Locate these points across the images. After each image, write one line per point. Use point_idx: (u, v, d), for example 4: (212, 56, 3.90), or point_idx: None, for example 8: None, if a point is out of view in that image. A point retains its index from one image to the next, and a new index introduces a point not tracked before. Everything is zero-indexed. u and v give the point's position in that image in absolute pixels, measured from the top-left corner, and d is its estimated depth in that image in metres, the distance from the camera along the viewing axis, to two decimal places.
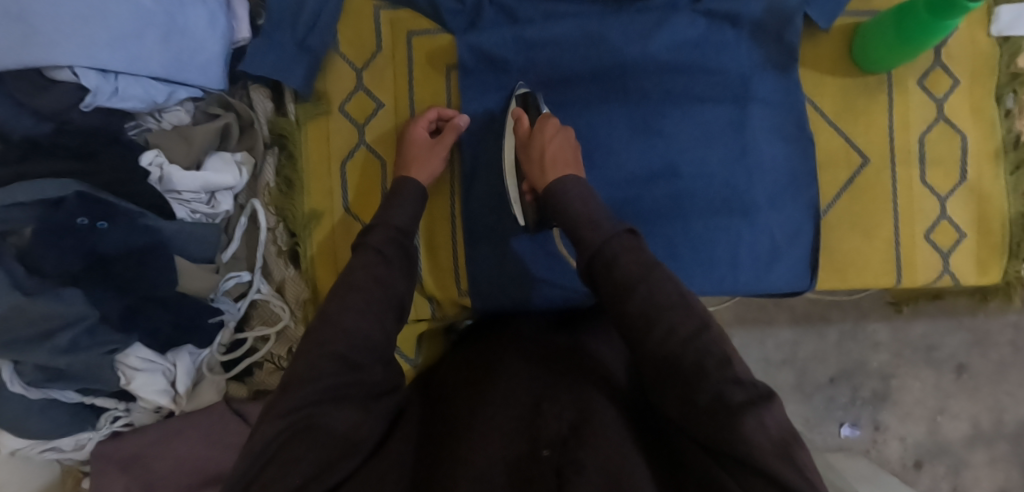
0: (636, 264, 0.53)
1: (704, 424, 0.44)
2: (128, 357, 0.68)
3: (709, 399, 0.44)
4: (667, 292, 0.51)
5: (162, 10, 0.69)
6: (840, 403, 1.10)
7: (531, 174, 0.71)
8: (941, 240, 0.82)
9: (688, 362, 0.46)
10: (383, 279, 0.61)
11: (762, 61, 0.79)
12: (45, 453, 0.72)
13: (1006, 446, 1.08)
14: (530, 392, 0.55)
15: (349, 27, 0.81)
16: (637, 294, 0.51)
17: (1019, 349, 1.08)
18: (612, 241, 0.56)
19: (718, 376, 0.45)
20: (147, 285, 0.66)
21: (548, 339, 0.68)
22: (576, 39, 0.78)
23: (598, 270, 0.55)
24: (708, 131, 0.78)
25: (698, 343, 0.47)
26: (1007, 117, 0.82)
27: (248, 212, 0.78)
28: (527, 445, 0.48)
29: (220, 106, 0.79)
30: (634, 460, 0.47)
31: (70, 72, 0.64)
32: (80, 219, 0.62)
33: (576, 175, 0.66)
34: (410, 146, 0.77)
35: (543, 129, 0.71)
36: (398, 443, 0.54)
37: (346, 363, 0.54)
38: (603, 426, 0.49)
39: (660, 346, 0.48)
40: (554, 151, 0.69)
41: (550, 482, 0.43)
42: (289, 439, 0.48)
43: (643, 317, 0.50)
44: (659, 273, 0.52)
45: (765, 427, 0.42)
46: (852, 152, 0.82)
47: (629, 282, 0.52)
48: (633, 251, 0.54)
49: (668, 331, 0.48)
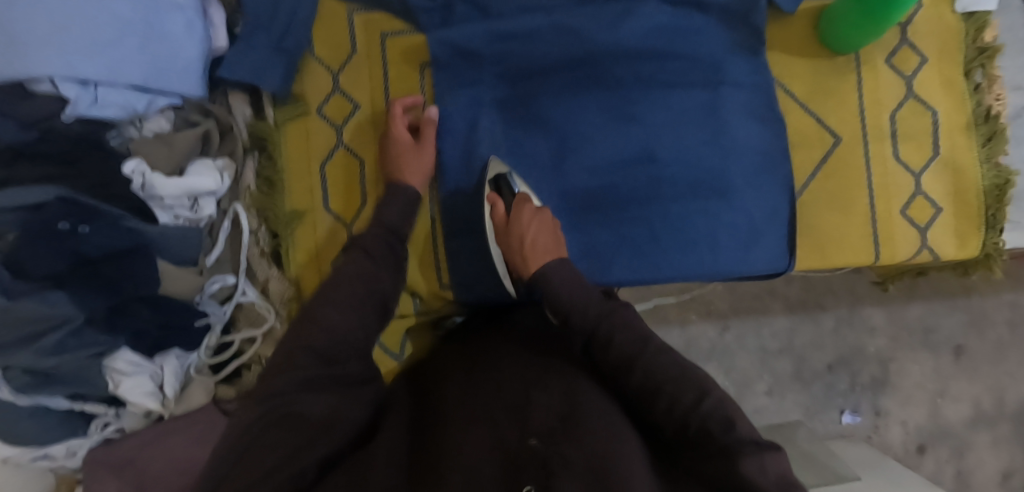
0: (635, 339, 0.58)
1: (709, 465, 0.48)
2: (116, 361, 0.70)
3: (719, 449, 0.48)
4: (670, 366, 0.55)
5: (139, 18, 0.72)
6: (840, 390, 1.11)
7: (516, 261, 0.74)
8: (916, 215, 0.82)
9: (694, 425, 0.50)
10: (369, 276, 0.66)
11: (731, 45, 0.80)
12: (37, 461, 0.73)
13: (1008, 426, 1.10)
14: (522, 388, 0.58)
15: (324, 29, 0.83)
16: (638, 365, 0.56)
17: (1015, 327, 1.10)
18: (608, 315, 0.61)
19: (724, 437, 0.48)
20: (133, 285, 0.67)
21: (541, 332, 0.70)
22: (548, 31, 0.79)
23: (599, 340, 0.60)
24: (682, 117, 0.79)
25: (700, 410, 0.51)
26: (976, 91, 0.83)
27: (230, 217, 0.79)
28: (517, 438, 0.52)
29: (201, 113, 0.81)
30: (626, 449, 0.50)
31: (50, 83, 0.67)
32: (61, 224, 0.64)
33: (558, 261, 0.70)
34: (396, 146, 0.78)
35: (521, 216, 0.74)
36: (389, 432, 0.57)
37: (324, 358, 0.58)
38: (592, 423, 0.52)
39: (669, 415, 0.52)
40: (534, 238, 0.72)
41: (534, 472, 0.47)
42: (269, 425, 0.52)
43: (647, 388, 0.55)
44: (658, 349, 0.57)
45: (765, 469, 0.45)
46: (825, 131, 0.82)
47: (630, 354, 0.57)
48: (630, 327, 0.59)
49: (670, 399, 0.53)
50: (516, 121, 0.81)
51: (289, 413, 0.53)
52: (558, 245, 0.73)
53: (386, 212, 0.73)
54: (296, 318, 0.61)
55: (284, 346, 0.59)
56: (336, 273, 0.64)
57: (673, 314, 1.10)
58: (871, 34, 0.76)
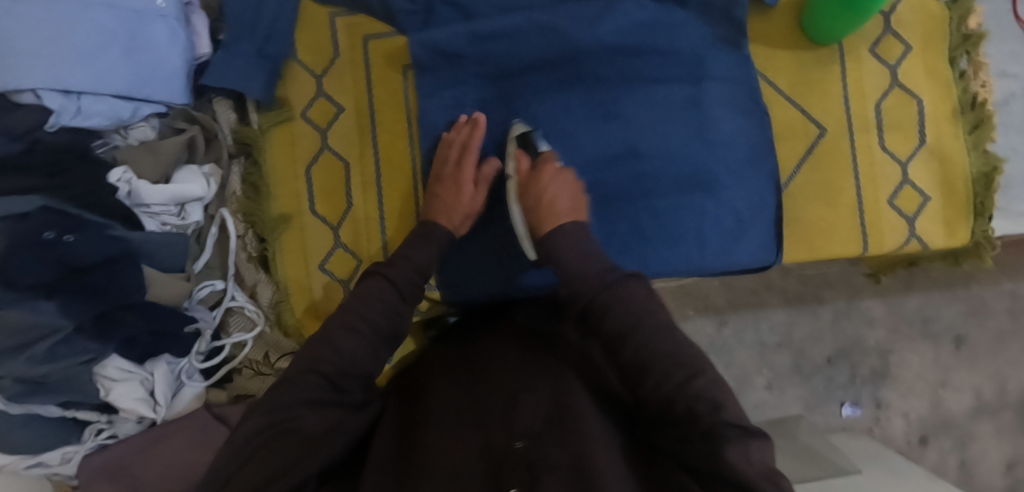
0: (630, 314, 0.57)
1: (693, 450, 0.49)
2: (106, 367, 0.71)
3: (704, 433, 0.48)
4: (662, 342, 0.55)
5: (123, 28, 0.72)
6: (840, 382, 1.10)
7: (531, 220, 0.74)
8: (905, 205, 0.82)
9: (680, 405, 0.50)
10: (393, 312, 0.64)
11: (713, 39, 0.80)
12: (32, 469, 0.74)
13: (1011, 415, 1.09)
14: (509, 391, 0.59)
15: (306, 33, 0.83)
16: (637, 335, 0.55)
17: (1015, 316, 1.09)
18: (606, 289, 0.59)
19: (711, 420, 0.49)
20: (120, 292, 0.68)
21: (532, 333, 0.71)
22: (528, 30, 0.78)
23: (595, 309, 0.59)
24: (665, 112, 0.79)
25: (690, 389, 0.51)
26: (962, 78, 0.83)
27: (217, 222, 0.81)
28: (502, 441, 0.53)
29: (185, 120, 0.81)
30: (608, 449, 0.51)
31: (33, 94, 0.67)
32: (46, 233, 0.64)
33: (573, 224, 0.70)
34: (445, 186, 0.77)
35: (545, 176, 0.75)
36: (382, 439, 0.58)
37: (331, 383, 0.57)
38: (578, 423, 0.53)
39: (656, 393, 0.52)
40: (553, 197, 0.72)
41: (521, 475, 0.48)
42: (269, 440, 0.52)
43: (636, 364, 0.54)
44: (656, 325, 0.56)
45: (748, 459, 0.47)
46: (809, 123, 0.82)
47: (624, 329, 0.56)
48: (628, 301, 0.58)
49: (659, 376, 0.52)
50: (499, 120, 0.81)
51: (289, 427, 0.53)
52: (576, 211, 0.73)
53: (417, 250, 0.71)
54: (314, 339, 0.61)
55: (296, 364, 0.59)
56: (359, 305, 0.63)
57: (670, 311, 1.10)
58: (850, 25, 0.76)
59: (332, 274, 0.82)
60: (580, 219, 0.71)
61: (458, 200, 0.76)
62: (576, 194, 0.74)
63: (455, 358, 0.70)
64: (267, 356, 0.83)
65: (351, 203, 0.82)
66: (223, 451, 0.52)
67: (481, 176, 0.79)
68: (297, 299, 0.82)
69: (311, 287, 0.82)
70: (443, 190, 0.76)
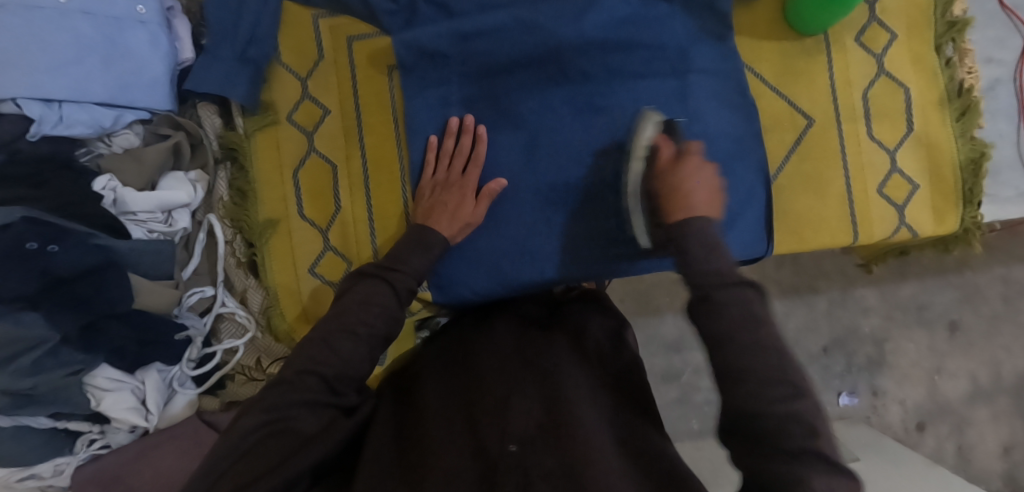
0: (750, 320, 0.50)
1: (772, 469, 0.45)
2: (96, 378, 0.71)
3: (787, 456, 0.45)
4: (767, 360, 0.48)
5: (101, 36, 0.72)
6: (837, 372, 1.10)
7: (659, 208, 0.64)
8: (894, 193, 0.82)
9: (768, 420, 0.46)
10: (392, 318, 0.64)
11: (698, 32, 0.80)
12: (25, 481, 0.74)
13: (1007, 400, 1.09)
14: (504, 391, 0.60)
15: (290, 37, 0.83)
16: (736, 343, 0.49)
17: (1009, 301, 1.09)
18: (734, 287, 0.52)
19: (799, 442, 0.45)
20: (105, 303, 0.68)
21: (526, 330, 0.71)
22: (512, 27, 0.78)
23: (700, 309, 0.53)
24: (652, 107, 0.79)
25: (788, 407, 0.46)
26: (948, 66, 0.82)
27: (205, 228, 0.80)
28: (496, 441, 0.54)
29: (170, 126, 0.79)
30: (601, 448, 0.54)
31: (14, 103, 0.68)
32: (29, 244, 0.63)
33: (707, 221, 0.59)
34: (444, 191, 0.76)
35: (686, 166, 0.64)
36: (377, 435, 0.59)
37: (329, 386, 0.58)
38: (572, 429, 0.55)
39: (744, 403, 0.48)
40: (695, 190, 0.62)
41: (513, 480, 0.50)
42: (265, 437, 0.53)
43: (728, 373, 0.49)
44: (770, 338, 0.49)
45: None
46: (797, 114, 0.82)
47: (720, 335, 0.51)
48: (747, 308, 0.51)
49: (755, 391, 0.47)
50: (485, 118, 0.80)
51: (285, 427, 0.54)
52: (714, 210, 0.61)
53: (415, 257, 0.70)
54: (310, 341, 0.61)
55: (293, 364, 0.59)
56: (360, 311, 0.62)
57: (664, 304, 1.11)
58: (837, 16, 0.76)
59: (323, 277, 0.81)
60: (713, 220, 0.60)
61: (461, 205, 0.75)
62: (716, 193, 0.62)
63: (447, 355, 0.71)
64: (259, 361, 0.83)
65: (339, 205, 0.81)
66: (217, 447, 0.52)
67: (483, 191, 0.77)
68: (286, 303, 0.82)
69: (300, 291, 0.81)
70: (444, 196, 0.75)
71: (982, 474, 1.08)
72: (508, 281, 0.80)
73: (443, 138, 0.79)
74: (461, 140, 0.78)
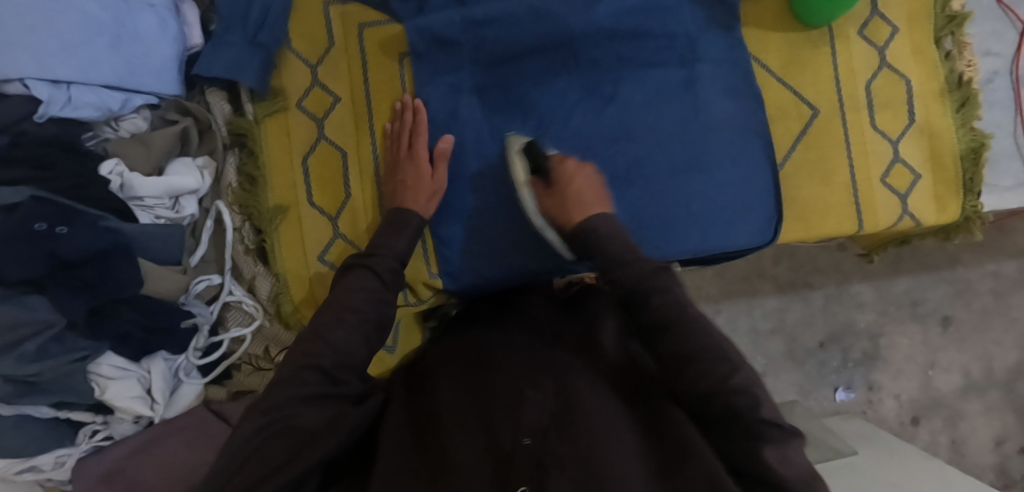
0: (672, 305, 0.56)
1: (740, 447, 0.50)
2: (100, 366, 0.69)
3: (742, 433, 0.50)
4: (701, 336, 0.54)
5: (110, 18, 0.71)
6: (833, 367, 1.12)
7: (560, 217, 0.70)
8: (896, 182, 0.83)
9: (720, 402, 0.51)
10: (379, 301, 0.64)
11: (706, 22, 0.81)
12: (23, 473, 0.72)
13: (999, 394, 1.11)
14: (514, 386, 0.58)
15: (300, 24, 0.82)
16: (671, 330, 0.54)
17: (999, 296, 1.11)
18: (654, 274, 0.58)
19: (752, 418, 0.50)
20: (113, 285, 0.65)
21: (535, 329, 0.70)
22: (522, 15, 0.78)
23: (631, 302, 0.58)
24: (661, 93, 0.80)
25: (729, 388, 0.51)
26: (947, 59, 0.84)
27: (213, 215, 0.79)
28: (508, 435, 0.52)
29: (178, 111, 0.78)
30: (617, 440, 0.52)
31: (21, 84, 0.66)
32: (37, 224, 0.62)
33: (602, 215, 0.66)
34: (399, 172, 0.77)
35: (558, 181, 0.71)
36: (388, 435, 0.57)
37: (328, 376, 0.57)
38: (587, 421, 0.53)
39: (699, 383, 0.52)
40: (579, 190, 0.69)
41: (530, 473, 0.47)
42: (269, 437, 0.51)
43: (676, 358, 0.54)
44: (695, 317, 0.55)
45: (784, 459, 0.49)
46: (803, 104, 0.83)
47: (665, 320, 0.55)
48: (674, 291, 0.57)
49: (703, 374, 0.52)
50: (497, 105, 0.81)
51: (287, 424, 0.52)
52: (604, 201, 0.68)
53: (396, 241, 0.70)
54: (303, 334, 0.60)
55: (288, 364, 0.58)
56: (347, 296, 0.63)
57: None
58: (820, 9, 0.78)
59: (333, 264, 0.80)
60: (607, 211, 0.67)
61: (419, 179, 0.76)
62: (601, 186, 0.70)
63: (458, 353, 0.69)
64: (266, 350, 0.83)
65: (349, 192, 0.81)
66: (223, 452, 0.51)
67: (436, 153, 0.78)
68: (297, 290, 0.80)
69: (309, 278, 0.80)
70: (403, 174, 0.76)
71: (975, 468, 1.10)
72: (516, 268, 0.80)
73: (392, 121, 0.81)
74: (404, 117, 0.79)
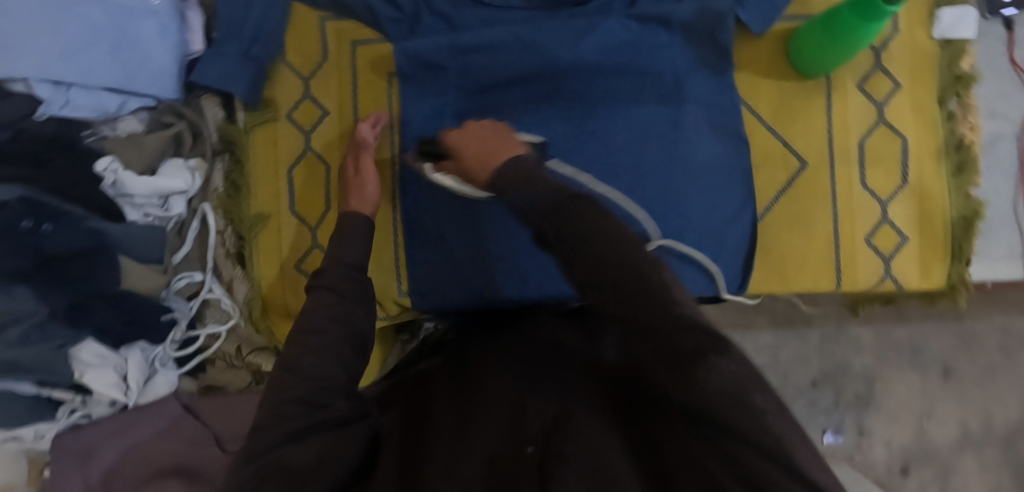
0: (607, 233, 0.42)
1: (671, 369, 0.38)
2: (82, 351, 0.73)
3: (679, 351, 0.37)
4: (650, 269, 0.41)
5: (113, 24, 0.75)
6: (823, 407, 1.02)
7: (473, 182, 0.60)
8: (883, 243, 0.81)
9: (660, 323, 0.38)
10: (345, 316, 0.60)
11: (696, 62, 0.80)
12: (6, 443, 0.76)
13: (997, 451, 1.00)
14: (513, 392, 0.51)
15: (295, 35, 0.85)
16: (590, 245, 0.41)
17: (1010, 353, 1.00)
18: (573, 199, 0.44)
19: (670, 326, 0.38)
20: (90, 282, 0.70)
21: (533, 339, 0.63)
22: (509, 44, 0.78)
23: (549, 235, 0.44)
24: (646, 125, 0.77)
25: (662, 301, 0.39)
26: (950, 120, 0.82)
27: (198, 216, 0.84)
28: (512, 443, 0.45)
29: (173, 114, 0.83)
30: (622, 446, 0.44)
31: (23, 84, 0.71)
32: (24, 222, 0.66)
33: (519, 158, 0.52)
34: (365, 182, 0.77)
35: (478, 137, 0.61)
36: (383, 468, 0.51)
37: (309, 404, 0.51)
38: (590, 422, 0.45)
39: (651, 309, 0.39)
40: (481, 146, 0.59)
41: (532, 480, 0.40)
42: (267, 478, 0.46)
43: (621, 290, 0.40)
44: (639, 253, 0.41)
45: (732, 374, 0.36)
46: (791, 155, 0.81)
47: (594, 244, 0.42)
48: (591, 221, 0.42)
49: (649, 301, 0.39)
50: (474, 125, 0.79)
51: (277, 466, 0.47)
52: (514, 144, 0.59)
53: (357, 252, 0.68)
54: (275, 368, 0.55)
55: (266, 404, 0.52)
56: (309, 318, 0.58)
57: None
58: (818, 60, 0.77)
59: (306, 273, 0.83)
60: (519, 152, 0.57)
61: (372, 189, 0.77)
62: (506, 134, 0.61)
63: (456, 369, 0.62)
64: (240, 349, 0.86)
65: (328, 206, 0.83)
66: None
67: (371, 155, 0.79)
68: (270, 296, 0.84)
69: (283, 286, 0.83)
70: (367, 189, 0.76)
71: None
72: (481, 291, 0.77)
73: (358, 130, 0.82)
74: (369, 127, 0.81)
